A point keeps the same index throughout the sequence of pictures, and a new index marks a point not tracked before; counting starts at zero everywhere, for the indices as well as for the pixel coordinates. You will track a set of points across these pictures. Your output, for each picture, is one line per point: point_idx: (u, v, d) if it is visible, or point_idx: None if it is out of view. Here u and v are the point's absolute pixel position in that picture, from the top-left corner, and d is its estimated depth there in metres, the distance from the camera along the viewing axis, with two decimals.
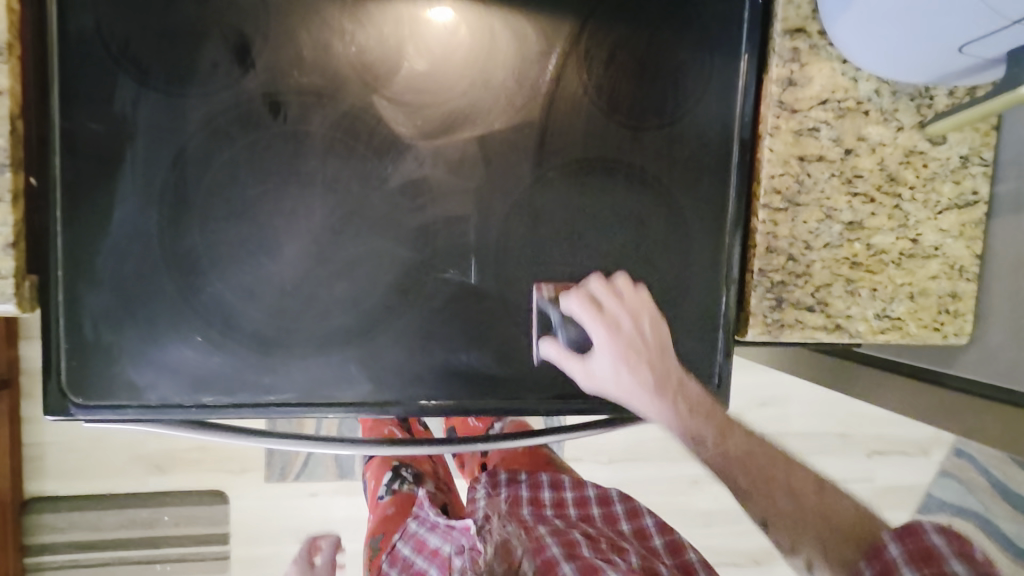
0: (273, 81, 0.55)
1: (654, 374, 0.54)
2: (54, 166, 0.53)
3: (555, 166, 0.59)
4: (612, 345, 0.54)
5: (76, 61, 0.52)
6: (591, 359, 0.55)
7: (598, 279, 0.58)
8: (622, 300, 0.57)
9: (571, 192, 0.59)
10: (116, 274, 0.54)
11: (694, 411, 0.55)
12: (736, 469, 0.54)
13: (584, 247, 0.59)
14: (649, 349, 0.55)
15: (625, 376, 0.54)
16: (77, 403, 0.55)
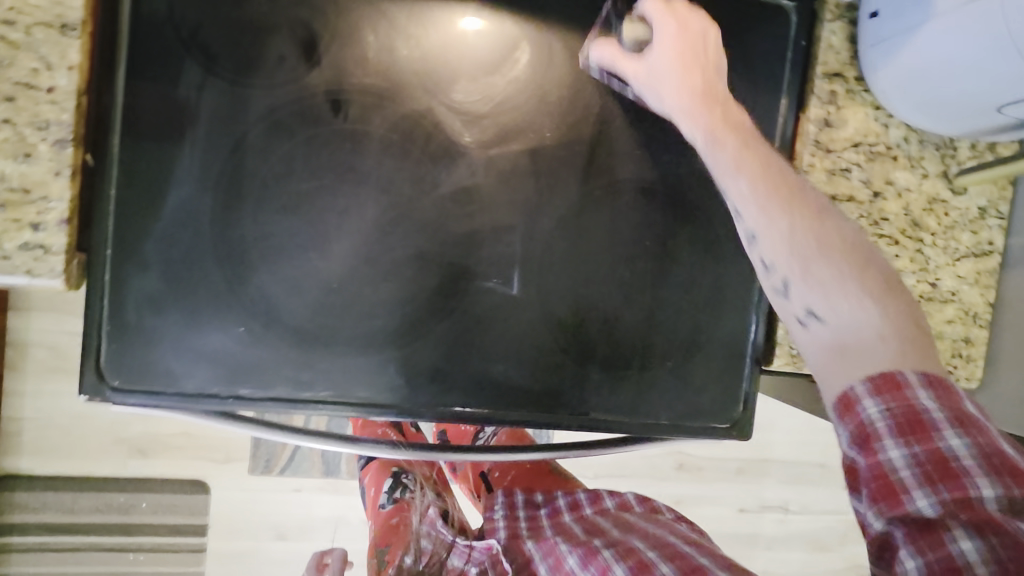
0: (337, 80, 0.56)
1: (775, 191, 0.47)
2: (112, 145, 0.53)
3: (686, 49, 0.52)
4: (676, 102, 0.52)
5: (145, 45, 0.53)
6: (643, 65, 0.54)
7: (715, 121, 0.50)
8: (744, 136, 0.49)
9: (692, 69, 0.52)
10: (163, 257, 0.54)
11: (843, 255, 0.44)
12: (893, 348, 0.40)
13: (709, 91, 0.52)
14: (750, 147, 0.49)
15: (743, 173, 0.48)
16: (114, 386, 0.54)
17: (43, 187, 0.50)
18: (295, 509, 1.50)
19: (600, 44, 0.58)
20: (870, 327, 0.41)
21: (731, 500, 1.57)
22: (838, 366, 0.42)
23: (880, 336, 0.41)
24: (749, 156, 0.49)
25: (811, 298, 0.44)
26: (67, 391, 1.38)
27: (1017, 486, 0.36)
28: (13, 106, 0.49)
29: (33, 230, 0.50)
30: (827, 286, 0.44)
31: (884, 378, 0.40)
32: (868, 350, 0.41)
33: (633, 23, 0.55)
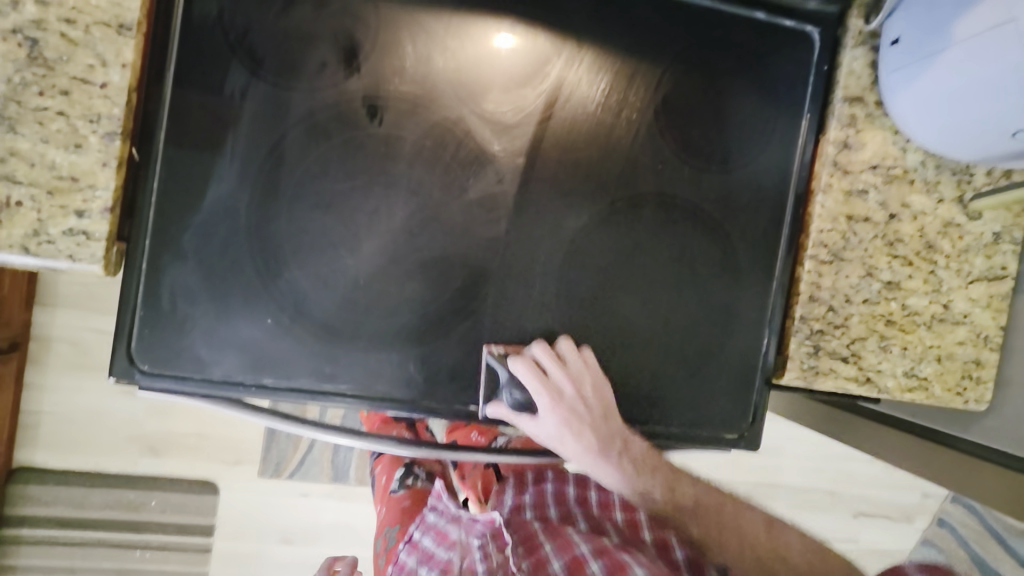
0: (375, 86, 0.59)
1: (574, 412, 0.59)
2: (159, 141, 0.55)
3: (549, 398, 0.58)
4: (553, 407, 0.59)
5: (196, 47, 0.55)
6: (539, 417, 0.60)
7: (585, 443, 0.60)
8: (604, 412, 0.61)
9: (555, 295, 0.62)
10: (198, 250, 0.56)
11: (650, 465, 0.64)
12: (664, 545, 0.65)
13: (571, 420, 0.59)
14: (594, 427, 0.60)
15: (606, 462, 0.61)
16: (142, 370, 0.55)
17: (90, 176, 0.52)
18: (302, 514, 1.52)
19: (515, 225, 0.61)
20: (674, 571, 0.61)
21: None
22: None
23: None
24: (580, 358, 0.60)
25: (629, 491, 0.63)
26: (89, 386, 1.43)
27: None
28: (68, 99, 0.52)
29: (78, 217, 0.52)
30: (614, 476, 0.62)
31: None
32: (605, 473, 0.62)
33: (498, 353, 0.60)
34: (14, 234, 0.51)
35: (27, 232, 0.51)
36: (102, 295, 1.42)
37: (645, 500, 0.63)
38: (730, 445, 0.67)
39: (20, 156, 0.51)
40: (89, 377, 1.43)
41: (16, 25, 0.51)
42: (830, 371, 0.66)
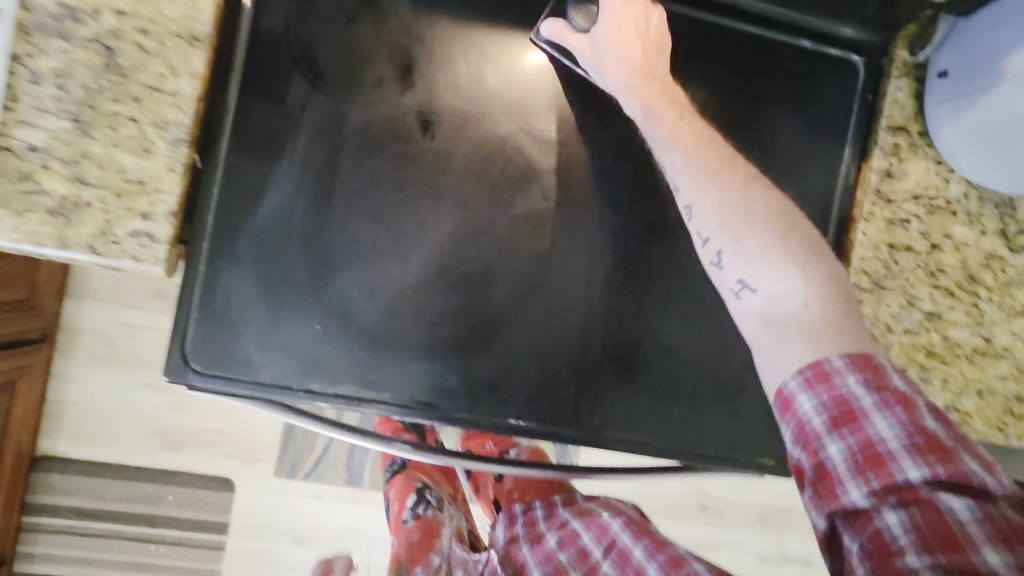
0: (429, 102, 0.60)
1: (706, 163, 0.53)
2: (221, 147, 0.57)
3: (650, 68, 0.57)
4: (612, 39, 0.56)
5: (261, 59, 0.57)
6: (660, 149, 0.54)
7: (695, 147, 0.54)
8: (730, 167, 0.53)
9: (650, 82, 0.56)
10: (254, 254, 0.58)
11: (830, 270, 0.47)
12: (832, 300, 0.45)
13: (699, 138, 0.54)
14: (703, 140, 0.54)
15: (676, 146, 0.54)
16: (195, 370, 0.57)
17: (157, 180, 0.54)
18: (314, 516, 1.52)
19: (551, 21, 0.60)
20: (750, 240, 0.49)
21: (751, 548, 1.54)
22: (766, 332, 0.47)
23: (719, 177, 0.52)
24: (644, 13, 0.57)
25: (719, 244, 0.51)
26: (112, 379, 1.44)
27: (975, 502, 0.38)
28: (139, 106, 0.54)
29: (143, 219, 0.54)
30: (821, 277, 0.47)
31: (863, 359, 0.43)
32: (793, 315, 0.46)
33: (591, 7, 0.59)
34: (83, 234, 0.53)
35: (95, 231, 0.53)
36: (134, 290, 1.44)
37: (734, 218, 0.50)
38: (764, 470, 0.67)
39: (92, 159, 0.53)
40: (115, 370, 1.44)
41: (96, 34, 0.53)
42: None
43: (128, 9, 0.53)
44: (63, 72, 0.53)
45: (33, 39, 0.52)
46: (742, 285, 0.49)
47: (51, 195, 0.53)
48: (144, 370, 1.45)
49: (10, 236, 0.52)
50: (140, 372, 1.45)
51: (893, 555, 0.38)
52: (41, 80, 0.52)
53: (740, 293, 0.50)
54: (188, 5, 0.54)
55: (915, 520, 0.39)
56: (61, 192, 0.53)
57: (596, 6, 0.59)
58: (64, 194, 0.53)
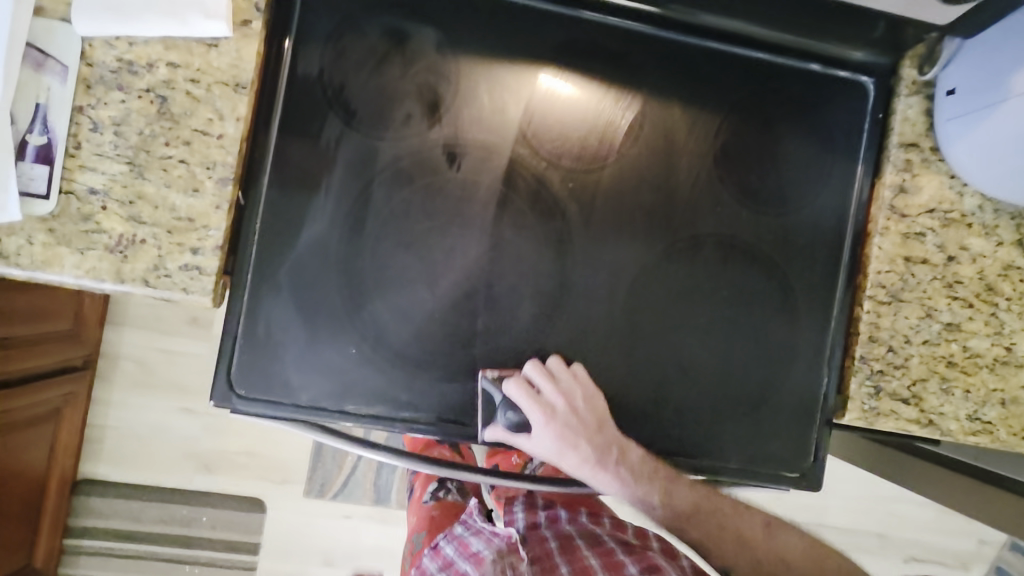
0: (454, 135, 0.64)
1: (600, 449, 0.62)
2: (262, 184, 0.61)
3: (561, 429, 0.61)
4: (572, 316, 0.64)
5: (299, 101, 0.62)
6: (535, 436, 0.62)
7: (587, 458, 0.62)
8: (621, 479, 0.62)
9: (580, 381, 0.62)
10: (292, 282, 0.61)
11: (689, 498, 0.66)
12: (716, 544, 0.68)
13: (576, 441, 0.61)
14: (586, 455, 0.62)
15: (612, 474, 0.62)
16: (239, 394, 0.61)
17: (204, 217, 0.58)
18: (343, 535, 1.54)
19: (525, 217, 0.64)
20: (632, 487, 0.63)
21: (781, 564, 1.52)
22: (676, 492, 0.64)
23: (619, 472, 0.62)
24: (569, 375, 0.62)
25: (629, 488, 0.63)
26: (148, 404, 1.49)
27: None
28: (189, 149, 0.58)
29: (192, 253, 0.58)
30: (676, 508, 0.65)
31: None
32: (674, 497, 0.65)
33: (540, 159, 0.65)
34: (137, 269, 0.57)
35: (148, 266, 0.58)
36: (168, 318, 1.50)
37: (648, 480, 0.63)
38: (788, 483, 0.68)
39: (146, 199, 0.58)
40: (150, 395, 1.49)
41: (150, 85, 0.58)
42: (889, 411, 0.67)
43: (179, 62, 0.58)
44: (121, 120, 0.57)
45: (95, 91, 0.57)
46: (655, 508, 0.64)
47: (109, 234, 0.57)
48: (178, 394, 1.50)
49: (72, 272, 0.57)
50: (174, 397, 1.50)
51: None
52: (101, 128, 0.57)
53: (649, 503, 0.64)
54: (234, 56, 0.58)
55: None
56: (118, 230, 0.57)
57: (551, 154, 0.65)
58: (120, 232, 0.57)
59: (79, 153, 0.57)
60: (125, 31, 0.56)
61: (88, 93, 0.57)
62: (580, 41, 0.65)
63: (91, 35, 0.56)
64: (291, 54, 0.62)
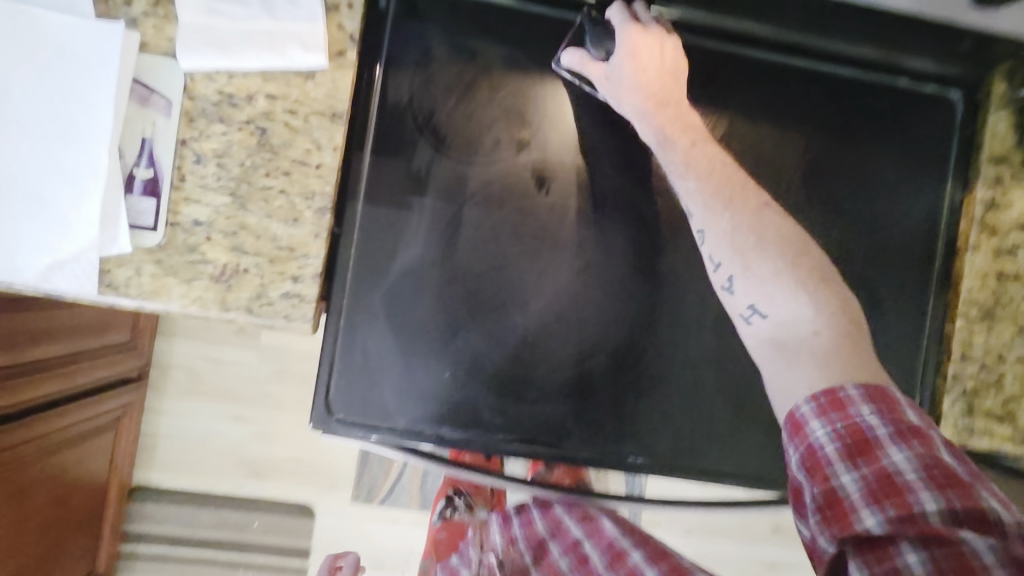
0: (543, 158, 0.64)
1: (676, 126, 0.55)
2: (356, 212, 0.62)
3: (644, 47, 0.56)
4: (631, 43, 0.56)
5: (390, 128, 0.62)
6: (618, 104, 0.59)
7: (665, 122, 0.56)
8: (693, 137, 0.55)
9: (655, 70, 0.57)
10: (389, 309, 0.62)
11: (777, 240, 0.50)
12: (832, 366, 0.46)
13: (676, 118, 0.56)
14: (668, 107, 0.56)
15: (689, 172, 0.53)
16: (339, 418, 0.62)
17: (305, 247, 0.59)
18: (392, 539, 1.57)
19: (573, 49, 0.62)
20: (761, 266, 0.49)
21: None
22: (770, 354, 0.48)
23: (731, 203, 0.52)
24: (652, 46, 0.57)
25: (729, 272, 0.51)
26: (199, 411, 1.52)
27: (959, 498, 0.40)
28: (289, 179, 0.59)
29: (294, 282, 0.59)
30: (764, 285, 0.49)
31: (879, 389, 0.44)
32: (805, 339, 0.46)
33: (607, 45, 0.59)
34: (242, 297, 0.59)
35: (252, 295, 0.59)
36: (217, 327, 1.52)
37: (746, 242, 0.50)
38: None
39: (250, 230, 0.59)
40: (201, 403, 1.52)
41: (250, 117, 0.58)
42: (982, 430, 0.67)
43: (278, 93, 0.58)
44: (222, 152, 0.58)
45: (197, 125, 0.57)
46: (751, 311, 0.49)
47: (214, 264, 0.58)
48: (228, 402, 1.52)
49: (179, 302, 0.58)
50: (225, 405, 1.52)
51: (886, 545, 0.40)
52: (204, 161, 0.58)
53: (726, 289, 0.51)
54: (330, 86, 0.59)
55: (868, 478, 0.43)
56: (222, 260, 0.58)
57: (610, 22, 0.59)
58: (225, 262, 0.58)
59: (184, 185, 0.58)
60: (229, 65, 0.57)
61: (192, 128, 0.57)
62: None
63: (194, 68, 0.57)
64: (383, 84, 0.62)
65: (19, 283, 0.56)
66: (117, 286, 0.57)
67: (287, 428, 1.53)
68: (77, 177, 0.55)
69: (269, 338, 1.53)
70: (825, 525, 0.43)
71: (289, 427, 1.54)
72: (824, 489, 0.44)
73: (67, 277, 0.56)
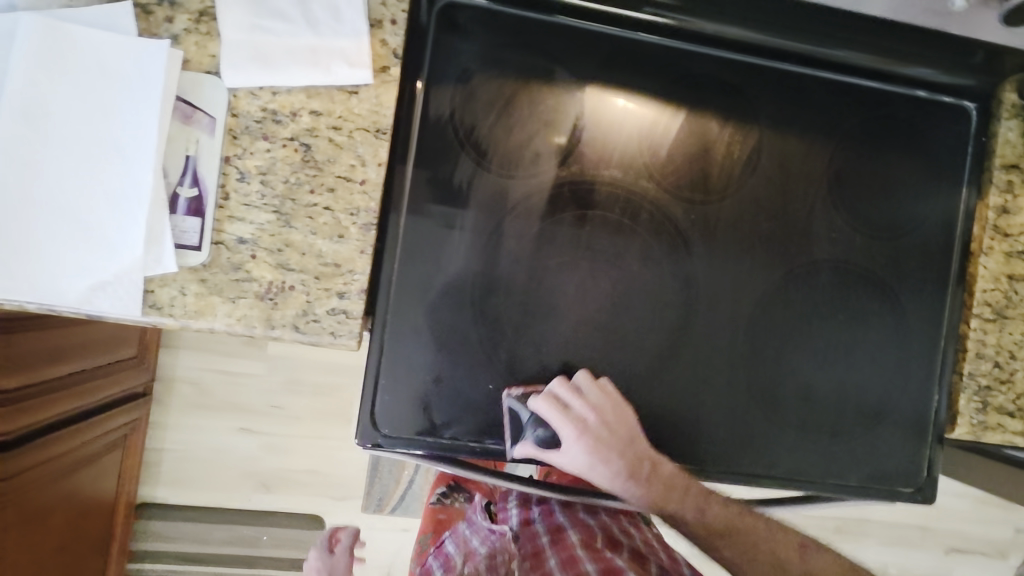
0: (582, 171, 0.66)
1: (614, 452, 0.61)
2: (398, 225, 0.62)
3: (601, 441, 0.60)
4: (587, 428, 0.60)
5: (431, 143, 0.63)
6: (567, 452, 0.61)
7: (615, 471, 0.61)
8: (626, 455, 0.61)
9: (611, 448, 0.61)
10: (432, 321, 0.62)
11: (677, 484, 0.63)
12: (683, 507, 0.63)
13: (630, 468, 0.61)
14: (635, 474, 0.61)
15: (605, 464, 0.60)
16: (385, 434, 0.62)
17: (350, 262, 0.59)
18: (402, 548, 1.56)
19: (538, 398, 0.61)
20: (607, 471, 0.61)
21: None
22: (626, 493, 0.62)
23: (623, 460, 0.61)
24: (597, 388, 0.62)
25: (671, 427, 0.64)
26: (202, 424, 1.50)
27: None
28: (334, 196, 0.59)
29: (339, 298, 0.59)
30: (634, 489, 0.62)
31: None
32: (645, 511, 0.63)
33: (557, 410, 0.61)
34: (287, 315, 0.58)
35: (297, 312, 0.58)
36: (220, 338, 1.50)
37: (657, 494, 0.62)
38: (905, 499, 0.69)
39: (294, 246, 0.58)
40: (204, 416, 1.50)
41: (294, 134, 0.58)
42: (996, 424, 0.70)
43: (322, 110, 0.59)
44: (267, 170, 0.58)
45: (241, 142, 0.58)
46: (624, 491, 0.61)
47: (259, 281, 0.58)
48: (233, 414, 1.50)
49: (224, 321, 0.57)
50: (228, 417, 1.50)
51: None
52: (248, 178, 0.58)
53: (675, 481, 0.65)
54: (374, 102, 0.59)
55: None
56: (267, 278, 0.58)
57: (548, 400, 0.61)
58: (270, 279, 0.58)
59: (227, 204, 0.57)
60: (273, 81, 0.57)
61: (236, 144, 0.58)
62: (696, 75, 0.68)
63: (239, 85, 0.57)
64: (426, 97, 0.63)
65: (61, 307, 0.55)
66: (160, 306, 0.56)
67: (293, 439, 1.52)
68: (121, 198, 0.55)
69: (274, 348, 1.51)
70: None
71: (295, 438, 1.52)
72: None
73: (109, 300, 0.55)
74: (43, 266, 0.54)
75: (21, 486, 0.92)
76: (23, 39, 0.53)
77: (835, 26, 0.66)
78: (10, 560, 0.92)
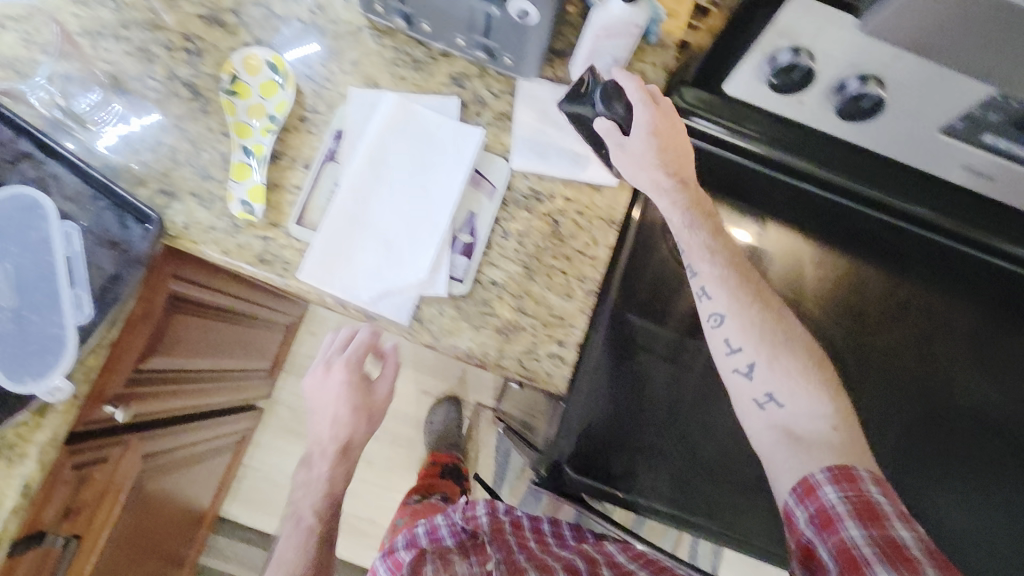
0: (761, 287, 0.81)
1: (729, 265, 0.70)
2: (609, 304, 0.78)
3: (664, 132, 0.70)
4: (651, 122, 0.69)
5: (644, 242, 0.80)
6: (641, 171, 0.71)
7: (701, 234, 0.70)
8: (730, 259, 0.70)
9: (697, 208, 0.71)
10: (626, 389, 0.78)
11: (790, 338, 0.67)
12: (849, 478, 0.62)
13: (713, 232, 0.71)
14: (715, 245, 0.70)
15: (713, 262, 0.69)
16: (569, 473, 0.76)
17: (573, 318, 0.72)
18: None
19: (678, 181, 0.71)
20: (783, 360, 0.66)
21: None
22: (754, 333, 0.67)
23: (740, 297, 0.68)
24: (644, 88, 0.70)
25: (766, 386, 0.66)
26: (290, 451, 1.58)
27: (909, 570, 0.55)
28: (569, 263, 0.74)
29: (558, 344, 0.72)
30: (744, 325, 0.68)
31: (844, 474, 0.61)
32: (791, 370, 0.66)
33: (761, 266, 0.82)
34: (515, 350, 0.71)
35: (524, 349, 0.71)
36: None
37: (769, 340, 0.67)
38: None
39: (532, 296, 0.73)
40: (295, 443, 1.58)
41: (549, 211, 0.75)
42: None
43: (573, 197, 0.76)
44: (524, 233, 0.74)
45: (510, 209, 0.75)
46: (718, 319, 0.69)
47: (500, 317, 0.72)
48: None
49: (467, 343, 0.71)
50: None
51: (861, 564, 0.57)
52: (509, 237, 0.74)
53: (730, 353, 0.69)
54: (613, 200, 0.76)
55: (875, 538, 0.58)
56: (506, 316, 0.72)
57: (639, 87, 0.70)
58: (508, 318, 0.72)
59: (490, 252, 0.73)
60: (544, 168, 0.75)
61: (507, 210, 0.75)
62: (864, 231, 0.83)
63: (521, 168, 0.75)
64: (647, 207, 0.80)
65: (353, 304, 0.71)
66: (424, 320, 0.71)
67: (369, 485, 1.60)
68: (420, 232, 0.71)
69: None
70: (853, 518, 0.59)
71: (371, 484, 1.60)
72: (818, 500, 0.61)
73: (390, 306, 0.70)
74: (351, 271, 0.70)
75: (171, 460, 1.05)
76: (384, 112, 0.73)
77: (1000, 220, 0.76)
78: (139, 537, 1.01)
